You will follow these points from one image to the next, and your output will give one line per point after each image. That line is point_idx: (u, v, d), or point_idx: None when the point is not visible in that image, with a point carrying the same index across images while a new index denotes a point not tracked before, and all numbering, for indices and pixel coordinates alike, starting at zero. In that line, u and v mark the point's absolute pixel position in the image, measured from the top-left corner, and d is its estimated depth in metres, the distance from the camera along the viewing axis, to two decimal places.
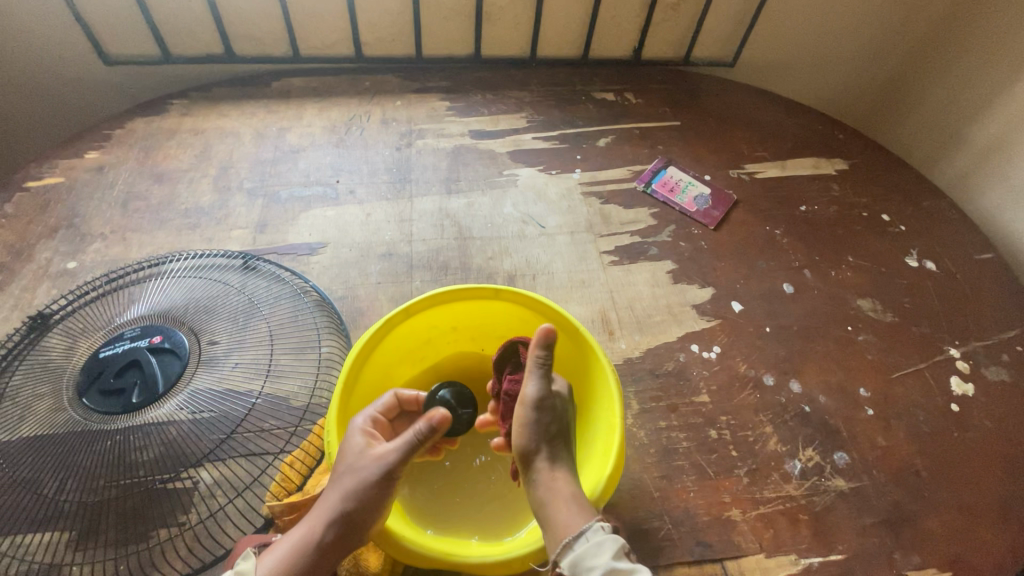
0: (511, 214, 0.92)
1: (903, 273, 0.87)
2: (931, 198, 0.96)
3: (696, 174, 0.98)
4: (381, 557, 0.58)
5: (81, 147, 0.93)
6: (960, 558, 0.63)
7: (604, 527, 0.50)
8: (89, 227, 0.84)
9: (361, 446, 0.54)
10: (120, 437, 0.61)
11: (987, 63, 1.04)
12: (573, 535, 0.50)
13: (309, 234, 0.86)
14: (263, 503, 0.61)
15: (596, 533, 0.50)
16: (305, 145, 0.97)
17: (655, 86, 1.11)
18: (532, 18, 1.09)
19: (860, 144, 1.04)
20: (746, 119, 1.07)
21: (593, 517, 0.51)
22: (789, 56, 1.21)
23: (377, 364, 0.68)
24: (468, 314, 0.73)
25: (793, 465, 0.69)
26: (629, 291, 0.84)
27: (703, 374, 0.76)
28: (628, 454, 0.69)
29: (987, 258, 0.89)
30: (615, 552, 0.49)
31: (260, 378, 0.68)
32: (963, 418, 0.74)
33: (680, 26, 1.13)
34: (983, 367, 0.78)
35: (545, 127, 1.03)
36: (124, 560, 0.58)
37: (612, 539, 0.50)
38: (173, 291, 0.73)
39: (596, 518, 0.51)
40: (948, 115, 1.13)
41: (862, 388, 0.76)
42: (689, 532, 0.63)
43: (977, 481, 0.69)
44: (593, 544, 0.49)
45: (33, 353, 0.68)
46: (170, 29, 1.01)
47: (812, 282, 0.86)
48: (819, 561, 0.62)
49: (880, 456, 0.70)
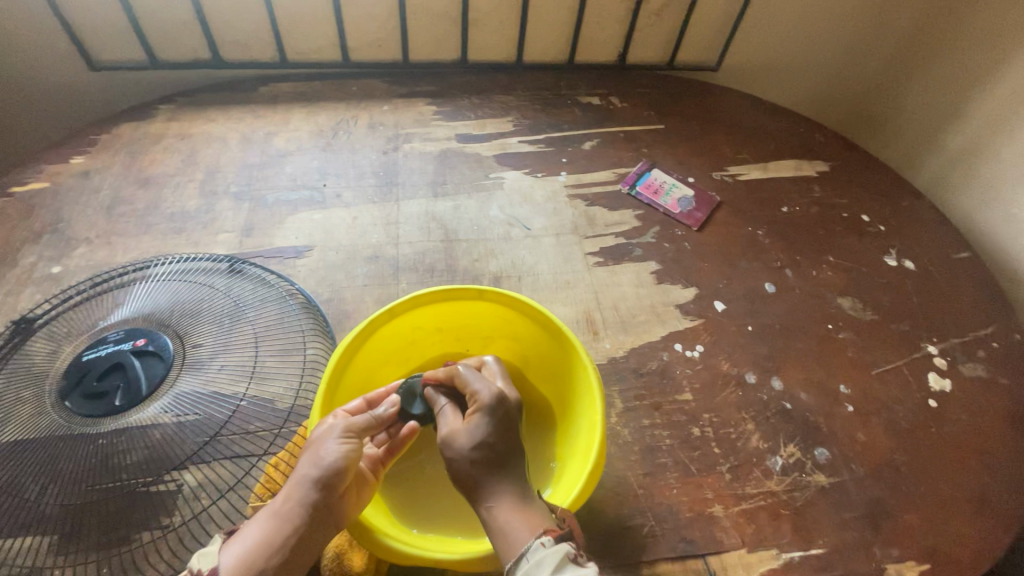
0: (497, 216, 0.92)
1: (882, 272, 0.89)
2: (909, 198, 0.98)
3: (680, 176, 0.99)
4: (365, 557, 0.58)
5: (67, 152, 0.93)
6: (938, 550, 0.64)
7: (547, 542, 0.49)
8: (74, 232, 0.84)
9: (330, 434, 0.57)
10: (103, 440, 0.61)
11: (962, 65, 1.07)
12: (514, 557, 0.49)
13: (295, 237, 0.87)
14: (247, 503, 0.61)
15: (536, 552, 0.49)
16: (292, 149, 0.98)
17: (640, 90, 1.13)
18: (518, 23, 1.10)
19: (841, 146, 1.06)
20: (728, 122, 1.08)
21: (535, 533, 0.50)
22: (770, 60, 1.23)
23: (361, 364, 0.68)
24: (452, 315, 0.73)
25: (774, 462, 0.70)
26: (614, 292, 0.85)
27: (686, 373, 0.77)
28: (612, 452, 0.70)
29: (964, 256, 0.90)
30: (558, 563, 0.48)
31: (245, 380, 0.69)
32: (941, 414, 0.75)
33: (664, 31, 1.15)
34: (961, 363, 0.79)
35: (531, 130, 1.05)
36: (106, 563, 0.57)
37: (556, 551, 0.49)
38: (157, 294, 0.74)
39: (538, 534, 0.50)
40: (926, 117, 1.15)
41: (842, 385, 0.77)
42: (672, 528, 0.64)
43: (954, 474, 0.70)
44: (534, 561, 0.48)
45: (16, 356, 0.68)
46: (156, 34, 1.02)
47: (793, 282, 0.88)
48: (800, 555, 0.63)
49: (860, 452, 0.71)
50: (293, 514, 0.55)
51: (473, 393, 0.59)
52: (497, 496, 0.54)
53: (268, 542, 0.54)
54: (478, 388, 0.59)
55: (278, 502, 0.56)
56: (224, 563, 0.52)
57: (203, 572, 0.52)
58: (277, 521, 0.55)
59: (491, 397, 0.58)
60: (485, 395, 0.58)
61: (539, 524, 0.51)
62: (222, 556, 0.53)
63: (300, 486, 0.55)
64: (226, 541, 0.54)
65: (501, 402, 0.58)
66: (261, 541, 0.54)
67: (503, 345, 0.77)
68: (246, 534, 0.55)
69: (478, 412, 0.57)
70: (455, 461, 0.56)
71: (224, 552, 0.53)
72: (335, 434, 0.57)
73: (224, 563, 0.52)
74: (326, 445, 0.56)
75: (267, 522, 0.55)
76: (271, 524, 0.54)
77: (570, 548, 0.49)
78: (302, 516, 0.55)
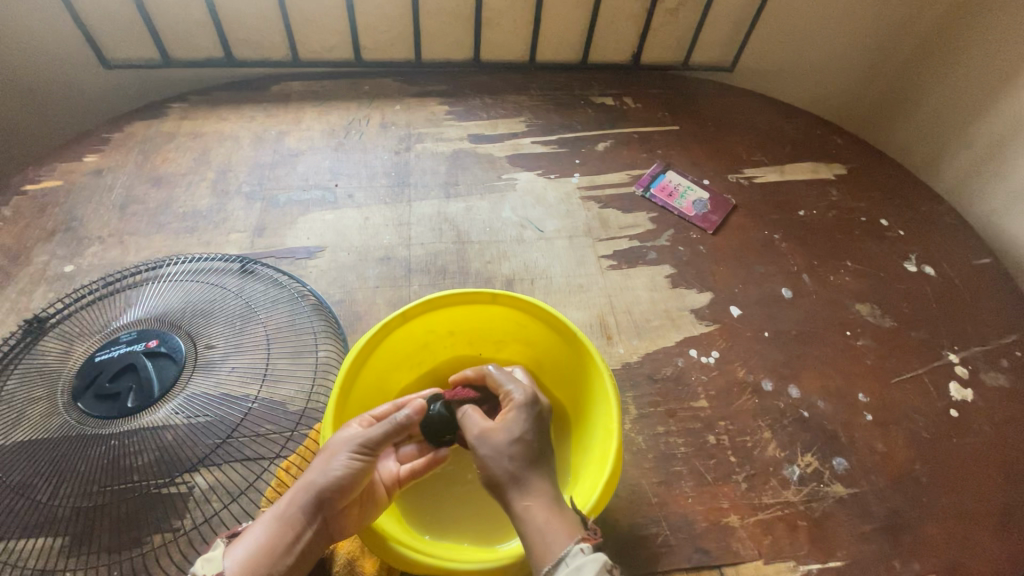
0: (510, 218, 0.91)
1: (902, 278, 0.87)
2: (929, 203, 0.96)
3: (695, 178, 0.98)
4: (377, 562, 0.58)
5: (80, 151, 0.93)
6: (960, 564, 0.63)
7: (585, 548, 0.49)
8: (87, 231, 0.84)
9: (343, 447, 0.55)
10: (115, 441, 0.61)
11: (985, 67, 1.05)
12: (552, 561, 0.48)
13: (307, 237, 0.86)
14: (258, 506, 0.61)
15: (575, 558, 0.48)
16: (304, 148, 0.97)
17: (654, 91, 1.12)
18: (531, 22, 1.09)
19: (859, 149, 1.04)
20: (744, 124, 1.07)
21: (574, 538, 0.49)
22: (787, 61, 1.22)
23: (374, 368, 0.67)
24: (465, 318, 0.73)
25: (791, 471, 0.69)
26: (628, 296, 0.84)
27: (701, 379, 0.76)
28: (626, 459, 0.69)
29: (986, 263, 0.89)
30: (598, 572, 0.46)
31: (256, 382, 0.68)
32: (963, 424, 0.73)
33: (679, 31, 1.14)
34: (982, 372, 0.78)
35: (544, 131, 1.03)
36: (117, 566, 0.57)
37: (595, 559, 0.47)
38: (169, 294, 0.73)
39: (577, 539, 0.49)
40: (946, 119, 1.13)
41: (861, 393, 0.76)
42: (687, 538, 0.63)
43: (976, 486, 0.68)
44: (574, 567, 0.47)
45: (28, 356, 0.68)
46: (169, 32, 1.01)
47: (810, 287, 0.86)
48: (818, 568, 0.62)
49: (879, 462, 0.70)
50: (296, 520, 0.54)
51: (507, 394, 0.59)
52: (536, 495, 0.52)
53: (271, 547, 0.53)
54: (512, 391, 0.59)
55: (282, 505, 0.55)
56: (229, 567, 0.52)
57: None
58: (281, 524, 0.54)
59: (526, 397, 0.57)
60: (521, 395, 0.58)
61: (576, 531, 0.50)
62: (225, 561, 0.52)
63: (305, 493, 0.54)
64: (230, 544, 0.54)
65: (536, 404, 0.58)
66: (264, 545, 0.53)
67: (516, 349, 0.76)
68: (251, 536, 0.54)
69: (513, 410, 0.56)
70: (489, 459, 0.54)
71: (228, 556, 0.53)
72: (349, 447, 0.55)
73: (228, 566, 0.52)
74: (338, 457, 0.54)
75: (270, 525, 0.54)
76: (275, 528, 0.54)
77: (610, 558, 0.48)
78: (303, 522, 0.54)
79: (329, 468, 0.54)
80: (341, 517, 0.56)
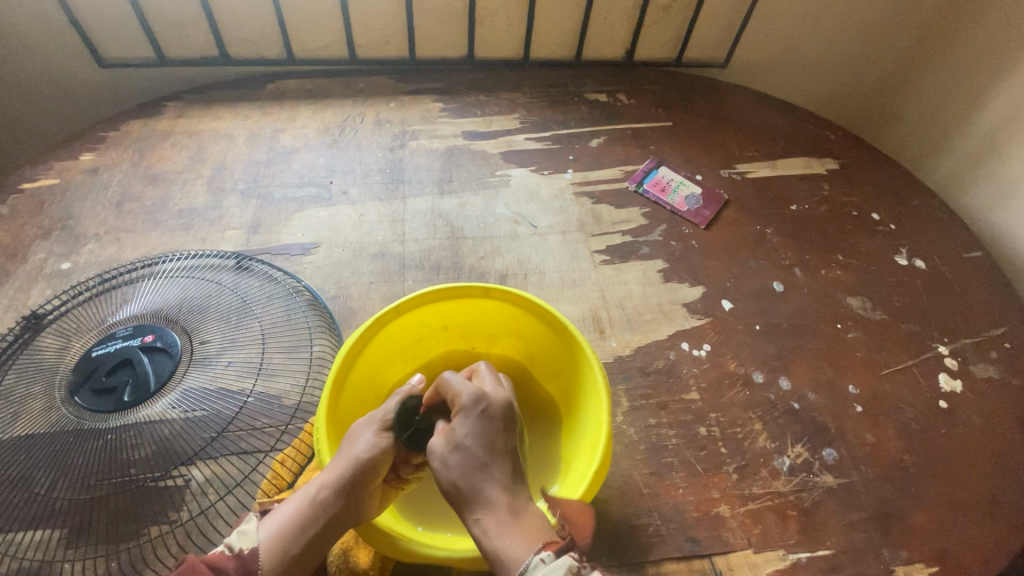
0: (503, 214, 0.92)
1: (893, 271, 0.88)
2: (921, 197, 0.97)
3: (687, 174, 0.99)
4: (370, 553, 0.59)
5: (77, 149, 0.94)
6: (947, 552, 0.63)
7: (547, 558, 0.47)
8: (83, 228, 0.85)
9: (369, 425, 0.60)
10: (113, 435, 0.62)
11: (972, 67, 1.06)
12: (512, 575, 0.47)
13: (302, 234, 0.87)
14: (256, 499, 0.62)
15: (537, 570, 0.46)
16: (299, 146, 0.98)
17: (648, 88, 1.12)
18: (525, 21, 1.10)
19: (851, 144, 1.05)
20: (737, 119, 1.07)
21: (536, 549, 0.48)
22: (779, 57, 1.22)
23: (368, 361, 0.68)
24: (457, 312, 0.73)
25: (781, 462, 0.70)
26: (620, 290, 0.85)
27: (693, 372, 0.77)
28: (618, 451, 0.70)
29: (977, 256, 0.89)
30: None
31: (252, 376, 0.69)
32: (951, 415, 0.74)
33: (672, 27, 1.14)
34: (972, 364, 0.79)
35: (537, 127, 1.04)
36: (115, 556, 0.58)
37: (557, 566, 0.46)
38: (165, 290, 0.74)
39: (539, 549, 0.48)
40: (937, 117, 1.14)
41: (851, 385, 0.76)
42: (678, 528, 0.64)
43: (964, 474, 0.69)
44: None
45: (26, 352, 0.68)
46: (164, 32, 1.02)
47: (802, 281, 0.87)
48: (807, 556, 0.63)
49: (868, 453, 0.71)
50: (328, 502, 0.55)
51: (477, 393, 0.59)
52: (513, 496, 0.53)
53: (301, 525, 0.54)
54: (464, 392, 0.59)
55: (316, 487, 0.56)
56: (263, 540, 0.53)
57: (243, 549, 0.52)
58: (312, 504, 0.55)
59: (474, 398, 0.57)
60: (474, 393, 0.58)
61: (540, 539, 0.49)
62: (259, 533, 0.53)
63: (337, 474, 0.56)
64: (263, 517, 0.55)
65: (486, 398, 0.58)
66: (295, 523, 0.54)
67: (509, 343, 0.77)
68: (282, 512, 0.55)
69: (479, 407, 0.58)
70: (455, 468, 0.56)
71: (261, 529, 0.54)
72: (372, 427, 0.60)
73: (263, 539, 0.53)
74: (364, 435, 0.59)
75: (302, 503, 0.55)
76: (307, 508, 0.55)
77: (573, 562, 0.46)
78: (334, 504, 0.55)
79: (357, 444, 0.58)
80: (370, 497, 0.57)
